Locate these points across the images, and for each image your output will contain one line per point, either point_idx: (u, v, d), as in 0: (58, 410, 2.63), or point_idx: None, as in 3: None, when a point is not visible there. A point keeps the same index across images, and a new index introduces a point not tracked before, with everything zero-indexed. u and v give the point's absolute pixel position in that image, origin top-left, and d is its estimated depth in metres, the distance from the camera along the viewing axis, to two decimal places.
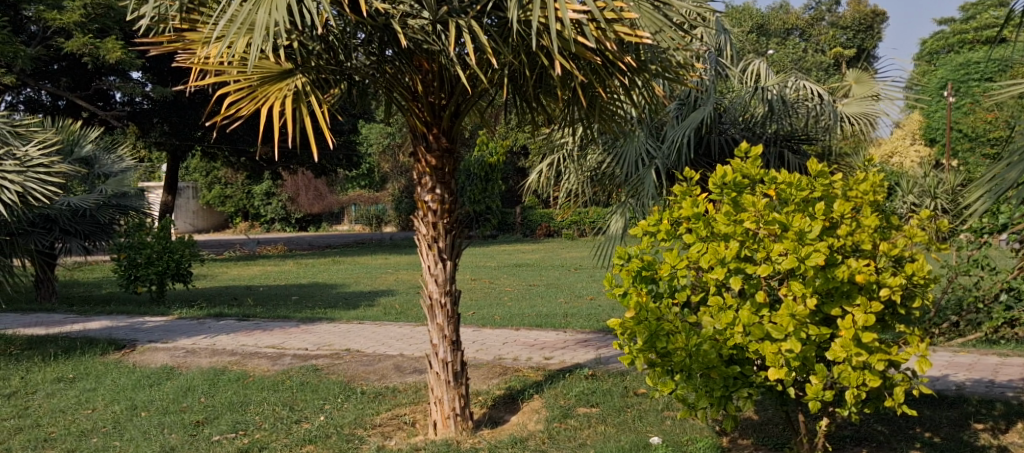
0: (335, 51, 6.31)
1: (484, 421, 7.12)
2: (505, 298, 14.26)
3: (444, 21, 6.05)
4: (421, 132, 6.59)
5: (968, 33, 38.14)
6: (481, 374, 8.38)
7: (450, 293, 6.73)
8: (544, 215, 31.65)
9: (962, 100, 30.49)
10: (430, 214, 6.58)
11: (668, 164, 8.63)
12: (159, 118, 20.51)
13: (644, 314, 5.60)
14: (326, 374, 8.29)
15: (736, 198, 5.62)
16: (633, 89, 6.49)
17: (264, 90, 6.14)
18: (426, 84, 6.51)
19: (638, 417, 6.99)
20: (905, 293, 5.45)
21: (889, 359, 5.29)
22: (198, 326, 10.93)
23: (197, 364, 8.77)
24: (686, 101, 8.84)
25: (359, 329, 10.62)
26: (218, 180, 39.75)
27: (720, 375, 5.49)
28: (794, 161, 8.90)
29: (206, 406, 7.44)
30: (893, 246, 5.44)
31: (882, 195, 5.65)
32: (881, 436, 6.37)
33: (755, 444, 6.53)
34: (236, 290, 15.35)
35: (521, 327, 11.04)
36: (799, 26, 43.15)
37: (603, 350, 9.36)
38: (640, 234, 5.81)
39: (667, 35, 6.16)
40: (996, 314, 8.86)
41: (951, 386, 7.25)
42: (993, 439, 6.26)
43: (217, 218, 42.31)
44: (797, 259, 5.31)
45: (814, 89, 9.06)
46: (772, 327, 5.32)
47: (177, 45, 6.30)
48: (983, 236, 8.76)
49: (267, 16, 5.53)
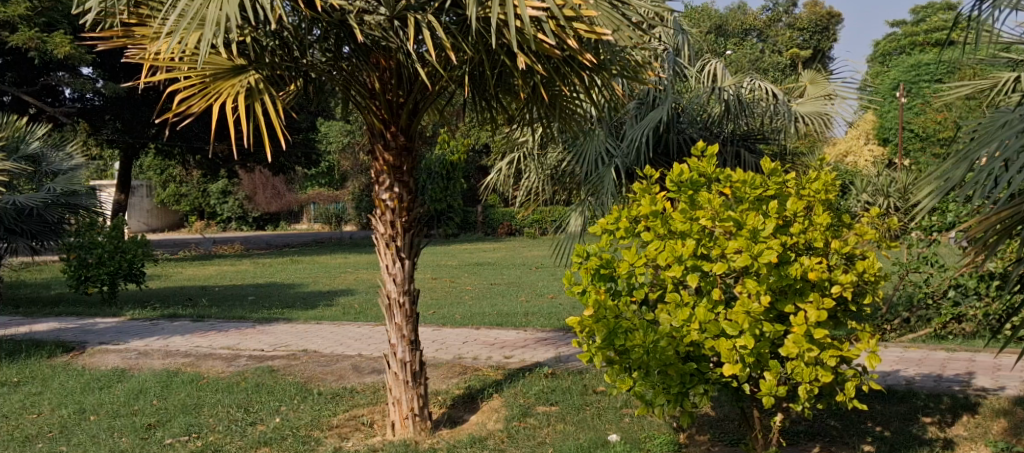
0: (290, 47, 6.24)
1: (443, 421, 7.08)
2: (465, 297, 14.24)
3: (401, 17, 6.03)
4: (378, 130, 6.52)
5: (920, 35, 38.70)
6: (440, 374, 8.34)
7: (409, 292, 6.69)
8: (506, 214, 31.66)
9: (915, 100, 30.92)
10: (388, 213, 6.53)
11: (627, 163, 8.67)
12: (111, 115, 20.24)
13: (602, 312, 5.59)
14: (282, 376, 8.20)
15: (693, 197, 5.63)
16: (592, 88, 6.50)
17: (217, 86, 6.05)
18: (384, 81, 6.45)
19: (597, 415, 6.99)
20: (857, 290, 5.54)
21: (841, 355, 5.35)
22: (151, 327, 10.76)
23: (149, 366, 8.64)
24: (645, 100, 8.82)
25: (316, 329, 10.53)
26: (172, 179, 39.26)
27: (677, 372, 5.49)
28: (749, 161, 8.95)
29: (158, 409, 7.32)
30: (844, 244, 5.51)
31: (834, 194, 5.67)
32: (834, 431, 6.41)
33: (711, 440, 6.55)
34: (191, 290, 15.20)
35: (481, 327, 11.00)
36: (757, 26, 43.84)
37: (563, 349, 9.37)
38: (598, 232, 5.80)
39: (625, 34, 6.14)
40: (945, 309, 9.02)
41: (900, 381, 7.33)
42: (939, 432, 6.35)
43: (172, 218, 41.88)
44: (751, 256, 5.33)
45: (768, 89, 9.05)
46: (727, 324, 5.34)
47: (126, 40, 6.20)
48: (932, 234, 8.73)
49: (219, 11, 5.45)
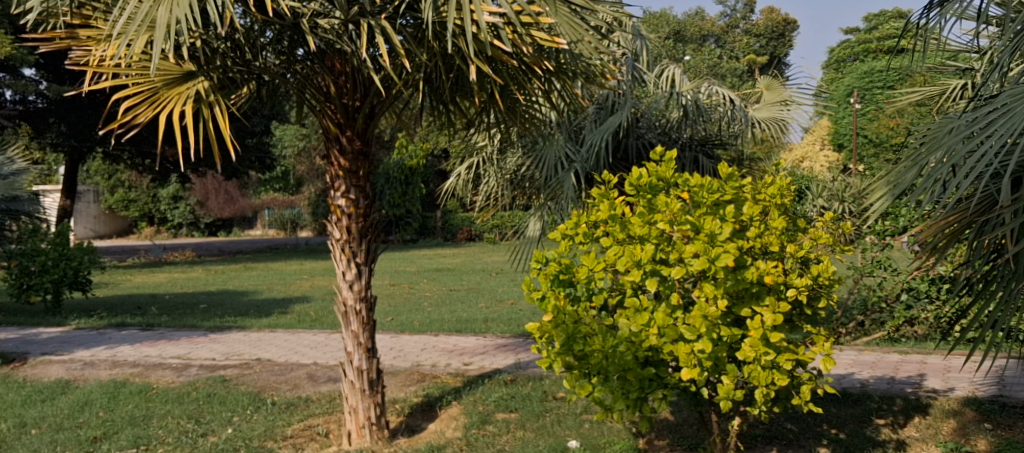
0: (242, 49, 6.11)
1: (401, 430, 6.94)
2: (424, 303, 14.10)
3: (355, 21, 5.85)
4: (333, 135, 6.36)
5: (872, 42, 39.16)
6: (398, 381, 8.19)
7: (366, 299, 6.55)
8: (465, 219, 31.51)
9: (868, 106, 31.23)
10: (343, 218, 6.38)
11: (586, 168, 8.55)
12: (55, 118, 19.85)
13: (561, 317, 5.51)
14: (235, 385, 8.00)
15: (652, 201, 5.54)
16: (550, 92, 6.42)
17: (161, 95, 5.89)
18: (339, 85, 6.31)
19: (557, 422, 6.88)
20: (812, 294, 5.51)
21: (797, 359, 5.31)
22: (98, 337, 10.49)
23: (95, 377, 8.40)
24: (604, 105, 8.74)
25: (270, 337, 10.33)
26: (122, 183, 38.49)
27: (636, 377, 5.42)
28: (707, 166, 8.86)
29: (104, 421, 7.09)
30: (799, 247, 5.46)
31: (789, 198, 5.60)
32: (790, 434, 6.36)
33: (671, 444, 6.48)
34: (141, 298, 14.90)
35: (440, 333, 10.85)
36: (714, 33, 44.35)
37: (522, 355, 9.26)
38: (558, 238, 5.71)
39: (586, 43, 5.94)
40: (898, 313, 9.04)
41: (856, 384, 7.32)
42: (892, 434, 6.31)
43: (121, 224, 41.30)
44: (708, 260, 5.25)
45: (726, 95, 9.10)
46: (686, 328, 5.27)
47: (71, 42, 5.97)
48: (886, 238, 8.73)
49: (168, 13, 5.25)
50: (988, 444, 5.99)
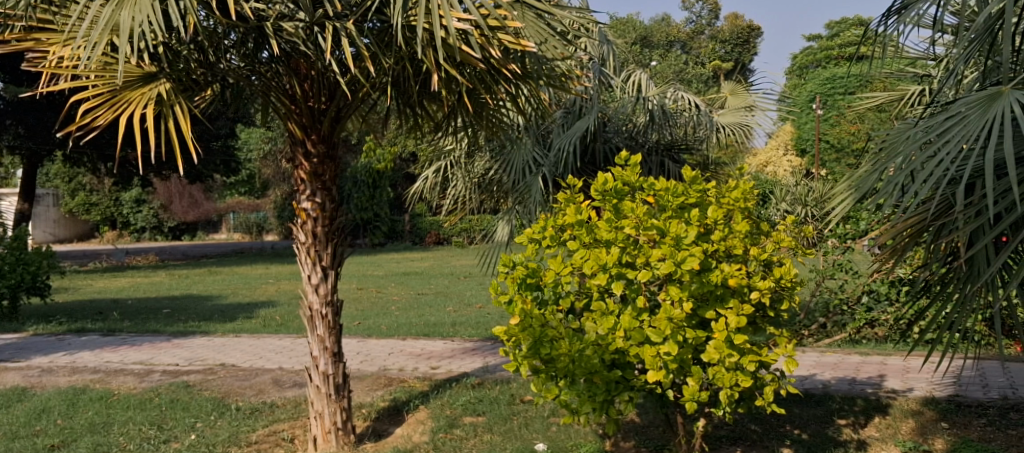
0: (205, 52, 5.99)
1: (368, 434, 6.90)
2: (391, 307, 14.07)
3: (320, 23, 5.79)
4: (299, 138, 6.32)
5: (834, 49, 39.55)
6: (364, 386, 8.15)
7: (331, 303, 6.51)
8: (433, 223, 31.44)
9: (831, 111, 31.51)
10: (309, 222, 6.34)
11: (554, 172, 8.57)
12: (13, 120, 19.58)
13: (528, 321, 5.50)
14: (199, 391, 7.92)
15: (617, 205, 5.55)
16: (517, 97, 6.41)
17: (123, 97, 5.85)
18: (304, 87, 6.25)
19: (525, 424, 6.87)
20: (774, 296, 5.56)
21: (760, 360, 5.34)
22: (57, 343, 10.35)
23: (54, 384, 8.28)
24: (572, 110, 8.78)
25: (235, 342, 10.24)
26: (82, 186, 37.97)
27: (603, 380, 5.42)
28: (673, 170, 8.95)
29: (62, 428, 7.00)
30: (762, 250, 5.49)
31: (752, 202, 5.63)
32: (754, 435, 6.39)
33: (636, 446, 6.48)
34: (104, 303, 14.69)
35: (408, 337, 10.83)
36: (680, 39, 44.66)
37: (490, 358, 9.26)
38: (524, 242, 5.71)
39: (552, 45, 6.01)
40: (859, 314, 9.14)
41: (818, 384, 7.38)
42: (853, 434, 6.35)
43: (82, 227, 40.77)
44: (674, 264, 5.24)
45: (691, 101, 9.20)
46: (651, 331, 5.27)
47: (27, 44, 5.84)
48: (846, 241, 8.88)
49: (130, 18, 5.19)
50: (945, 443, 6.04)
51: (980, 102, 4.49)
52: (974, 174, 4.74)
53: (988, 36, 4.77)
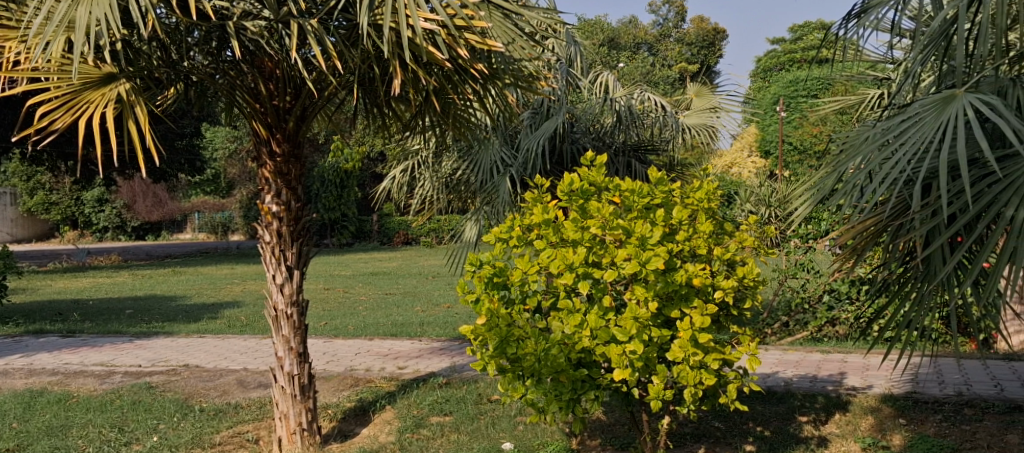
0: (167, 49, 5.93)
1: (334, 435, 6.88)
2: (358, 307, 14.03)
3: (285, 21, 5.75)
4: (263, 137, 6.27)
5: (798, 52, 39.86)
6: (330, 386, 8.11)
7: (296, 304, 6.48)
8: (400, 223, 31.34)
9: (794, 114, 31.76)
10: (274, 222, 6.30)
11: (521, 172, 8.57)
12: None
13: (495, 321, 5.50)
14: (161, 392, 7.84)
15: (584, 205, 5.56)
16: (484, 98, 6.39)
17: (84, 97, 5.69)
18: (268, 85, 6.20)
19: (491, 424, 6.87)
20: (737, 295, 5.60)
21: (723, 358, 5.38)
22: (14, 344, 10.20)
23: (11, 386, 8.16)
24: (539, 111, 8.76)
25: (198, 343, 10.15)
26: (42, 186, 37.37)
27: (569, 379, 5.43)
28: (639, 171, 9.00)
29: (19, 432, 6.90)
30: (726, 250, 5.52)
31: (716, 203, 5.67)
32: (718, 433, 6.42)
33: (602, 444, 6.49)
34: (64, 304, 14.47)
35: (374, 337, 10.79)
36: (647, 41, 44.84)
37: (457, 358, 9.25)
38: (491, 241, 5.69)
39: (519, 45, 6.02)
40: (820, 314, 9.24)
41: (780, 382, 7.45)
42: (814, 431, 6.40)
43: (42, 226, 40.13)
44: (639, 263, 5.25)
45: (658, 102, 9.29)
46: (617, 330, 5.28)
47: None
48: (808, 240, 9.06)
49: (86, 13, 5.12)
50: (903, 439, 6.11)
51: (936, 104, 4.55)
52: (931, 175, 4.81)
53: (943, 40, 4.84)
